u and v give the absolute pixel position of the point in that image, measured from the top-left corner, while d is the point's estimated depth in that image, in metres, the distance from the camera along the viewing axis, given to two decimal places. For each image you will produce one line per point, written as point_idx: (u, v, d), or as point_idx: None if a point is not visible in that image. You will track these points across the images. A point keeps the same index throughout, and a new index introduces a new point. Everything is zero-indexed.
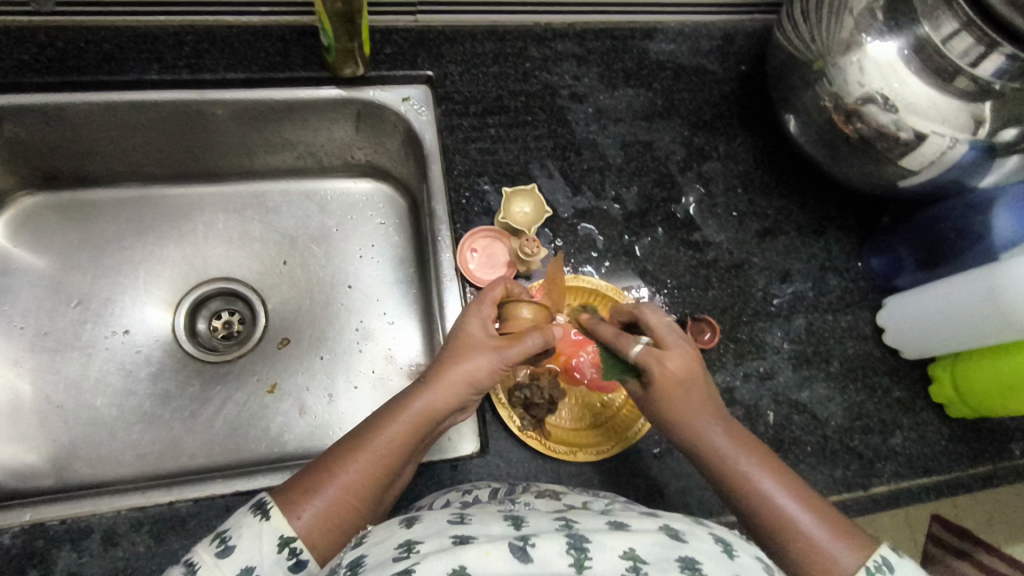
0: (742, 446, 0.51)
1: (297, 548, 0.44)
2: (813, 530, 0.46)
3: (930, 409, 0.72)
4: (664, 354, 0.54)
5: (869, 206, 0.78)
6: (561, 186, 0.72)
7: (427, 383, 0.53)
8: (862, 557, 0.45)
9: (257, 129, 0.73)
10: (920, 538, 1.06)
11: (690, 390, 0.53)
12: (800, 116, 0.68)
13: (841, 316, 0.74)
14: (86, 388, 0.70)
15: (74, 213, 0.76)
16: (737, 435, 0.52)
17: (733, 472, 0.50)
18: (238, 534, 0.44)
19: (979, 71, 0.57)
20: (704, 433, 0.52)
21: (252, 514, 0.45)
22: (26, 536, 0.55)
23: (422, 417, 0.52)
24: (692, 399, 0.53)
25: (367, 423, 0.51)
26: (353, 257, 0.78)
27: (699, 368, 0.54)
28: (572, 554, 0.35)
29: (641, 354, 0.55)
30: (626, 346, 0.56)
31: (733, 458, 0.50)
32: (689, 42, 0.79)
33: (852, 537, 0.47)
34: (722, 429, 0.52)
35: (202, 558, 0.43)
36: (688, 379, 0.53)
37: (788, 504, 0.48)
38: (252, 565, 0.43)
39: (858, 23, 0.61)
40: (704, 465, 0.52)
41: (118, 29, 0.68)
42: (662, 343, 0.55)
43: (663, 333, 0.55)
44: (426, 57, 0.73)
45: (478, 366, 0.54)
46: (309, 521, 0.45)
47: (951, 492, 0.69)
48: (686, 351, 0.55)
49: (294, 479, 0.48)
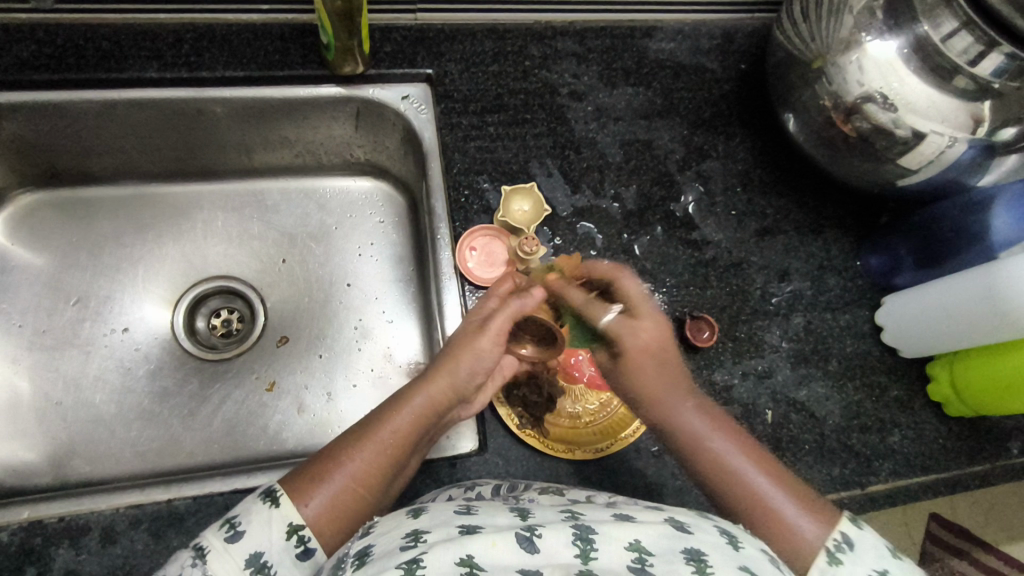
0: (713, 423, 0.50)
1: (305, 536, 0.45)
2: (780, 507, 0.46)
3: (929, 408, 0.72)
4: (637, 325, 0.54)
5: (868, 206, 0.78)
6: (560, 184, 0.72)
7: (431, 374, 0.53)
8: (827, 532, 0.45)
9: (256, 127, 0.73)
10: (917, 537, 1.06)
11: (660, 361, 0.53)
12: (799, 115, 0.68)
13: (839, 315, 0.74)
14: (85, 386, 0.70)
15: (73, 210, 0.76)
16: (708, 411, 0.51)
17: (704, 451, 0.49)
18: (248, 521, 0.45)
19: (979, 70, 0.57)
20: (675, 411, 0.51)
21: (262, 500, 0.46)
22: (24, 533, 0.55)
23: (427, 407, 0.52)
24: (659, 373, 0.53)
25: (373, 413, 0.51)
26: (353, 255, 0.78)
27: (671, 340, 0.54)
28: (578, 545, 0.36)
29: (613, 323, 0.54)
30: (597, 315, 0.56)
31: (704, 436, 0.49)
32: (689, 41, 0.79)
33: (819, 512, 0.47)
34: (693, 406, 0.51)
35: (212, 543, 0.44)
36: (659, 350, 0.53)
37: (757, 481, 0.48)
38: (261, 551, 0.44)
39: (858, 22, 0.61)
40: (673, 442, 0.51)
41: (117, 26, 0.68)
42: (635, 313, 0.55)
43: (636, 303, 0.55)
44: (426, 55, 0.73)
45: (482, 355, 0.54)
46: (316, 509, 0.45)
47: (949, 490, 0.69)
48: (658, 322, 0.55)
49: (301, 468, 0.48)
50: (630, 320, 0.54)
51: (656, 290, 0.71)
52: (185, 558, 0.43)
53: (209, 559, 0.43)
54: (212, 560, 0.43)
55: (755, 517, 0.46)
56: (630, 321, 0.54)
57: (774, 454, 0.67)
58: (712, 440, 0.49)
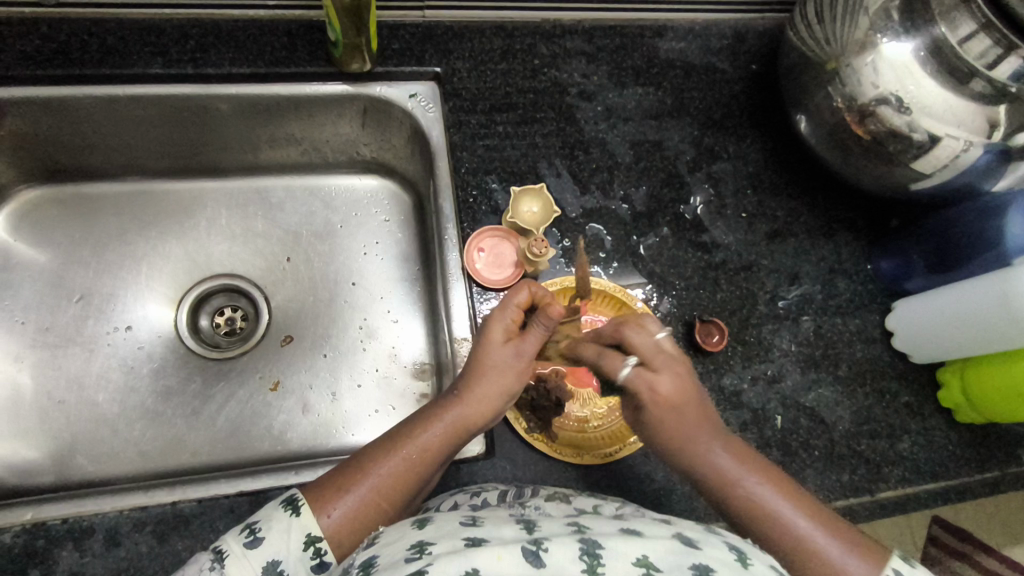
0: (746, 465, 0.50)
1: (321, 548, 0.45)
2: (826, 546, 0.46)
3: (939, 414, 0.71)
4: (653, 377, 0.51)
5: (879, 209, 0.77)
6: (569, 185, 0.72)
7: (461, 393, 0.53)
8: (876, 569, 0.45)
9: (261, 124, 0.72)
10: (920, 541, 1.06)
11: (682, 413, 0.51)
12: (812, 116, 0.67)
13: (850, 319, 0.73)
14: (87, 384, 0.69)
15: (76, 207, 0.75)
16: (738, 453, 0.50)
17: (738, 492, 0.48)
18: (267, 527, 0.45)
19: (997, 73, 0.55)
20: (704, 455, 0.50)
21: (281, 509, 0.46)
22: (27, 535, 0.55)
23: (456, 426, 0.52)
24: (687, 422, 0.51)
25: (402, 427, 0.52)
26: (358, 254, 0.78)
27: (692, 391, 0.51)
28: (584, 560, 0.35)
29: (629, 376, 0.51)
30: (612, 368, 0.52)
31: (735, 479, 0.49)
32: (700, 41, 0.78)
33: (867, 550, 0.46)
34: (722, 449, 0.50)
35: (230, 547, 0.44)
36: (680, 402, 0.51)
37: (798, 519, 0.47)
38: (278, 559, 0.44)
39: (873, 23, 0.60)
40: (705, 487, 0.50)
41: (123, 21, 0.67)
42: (651, 363, 0.51)
43: (652, 354, 0.51)
44: (434, 53, 0.72)
45: (510, 374, 0.54)
46: (338, 520, 0.46)
47: (958, 497, 0.69)
48: (678, 373, 0.51)
49: (326, 477, 0.49)
50: (647, 372, 0.51)
51: (665, 294, 0.70)
52: (204, 560, 0.44)
53: (228, 562, 0.43)
54: (230, 565, 0.43)
55: (796, 553, 0.46)
56: (648, 372, 0.51)
57: (782, 459, 0.67)
58: (746, 481, 0.49)
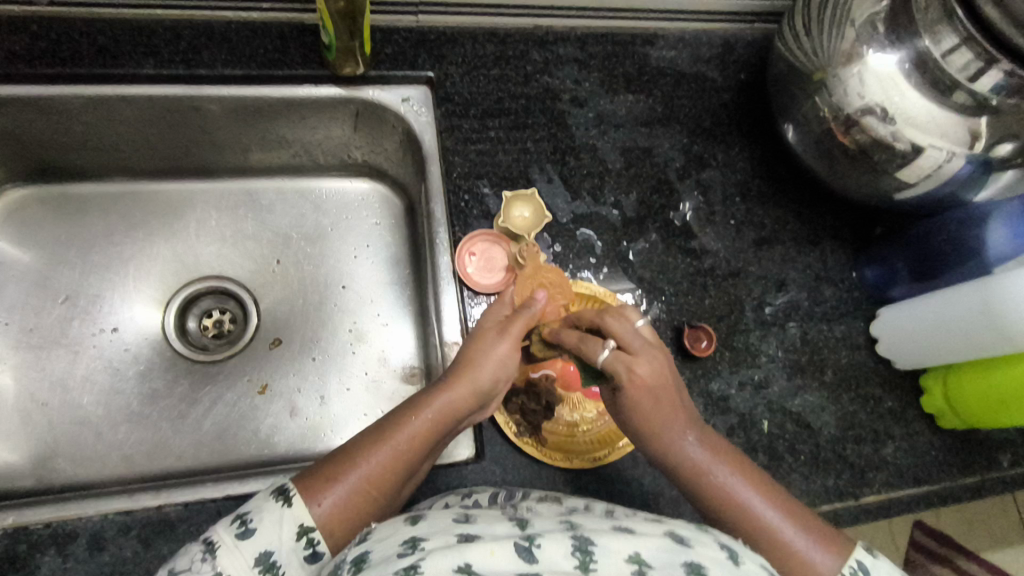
0: (718, 456, 0.49)
1: (314, 539, 0.45)
2: (793, 538, 0.47)
3: (922, 420, 0.72)
4: (632, 359, 0.51)
5: (864, 217, 0.78)
6: (560, 191, 0.72)
7: (451, 380, 0.53)
8: (843, 560, 0.46)
9: (250, 125, 0.72)
10: (902, 544, 1.08)
11: (658, 400, 0.50)
12: (799, 126, 0.68)
13: (835, 326, 0.74)
14: (72, 386, 0.69)
15: (62, 207, 0.74)
16: (711, 445, 0.50)
17: (709, 483, 0.48)
18: (259, 518, 0.45)
19: (978, 85, 0.57)
20: (677, 443, 0.50)
21: (274, 499, 0.46)
22: (9, 539, 0.54)
23: (447, 411, 0.52)
24: (664, 406, 0.50)
25: (393, 415, 0.51)
26: (348, 257, 0.78)
27: (670, 380, 0.51)
28: (577, 556, 0.36)
29: (609, 359, 0.52)
30: (592, 352, 0.53)
31: (707, 469, 0.49)
32: (690, 50, 0.79)
33: (831, 541, 0.47)
34: (693, 440, 0.50)
35: (222, 538, 0.44)
36: (658, 385, 0.50)
37: (766, 510, 0.48)
38: (270, 551, 0.44)
39: (859, 35, 0.61)
40: (676, 475, 0.50)
41: (114, 21, 0.67)
42: (629, 348, 0.52)
43: (629, 338, 0.53)
44: (427, 58, 0.72)
45: (501, 361, 0.55)
46: (328, 510, 0.45)
47: (940, 501, 0.69)
48: (656, 357, 0.52)
49: (314, 467, 0.48)
50: (626, 355, 0.51)
51: (655, 300, 0.71)
52: (196, 552, 0.44)
53: (220, 553, 0.43)
54: (222, 555, 0.43)
55: (764, 542, 0.47)
56: (625, 354, 0.52)
57: (768, 464, 0.67)
58: (718, 471, 0.49)
